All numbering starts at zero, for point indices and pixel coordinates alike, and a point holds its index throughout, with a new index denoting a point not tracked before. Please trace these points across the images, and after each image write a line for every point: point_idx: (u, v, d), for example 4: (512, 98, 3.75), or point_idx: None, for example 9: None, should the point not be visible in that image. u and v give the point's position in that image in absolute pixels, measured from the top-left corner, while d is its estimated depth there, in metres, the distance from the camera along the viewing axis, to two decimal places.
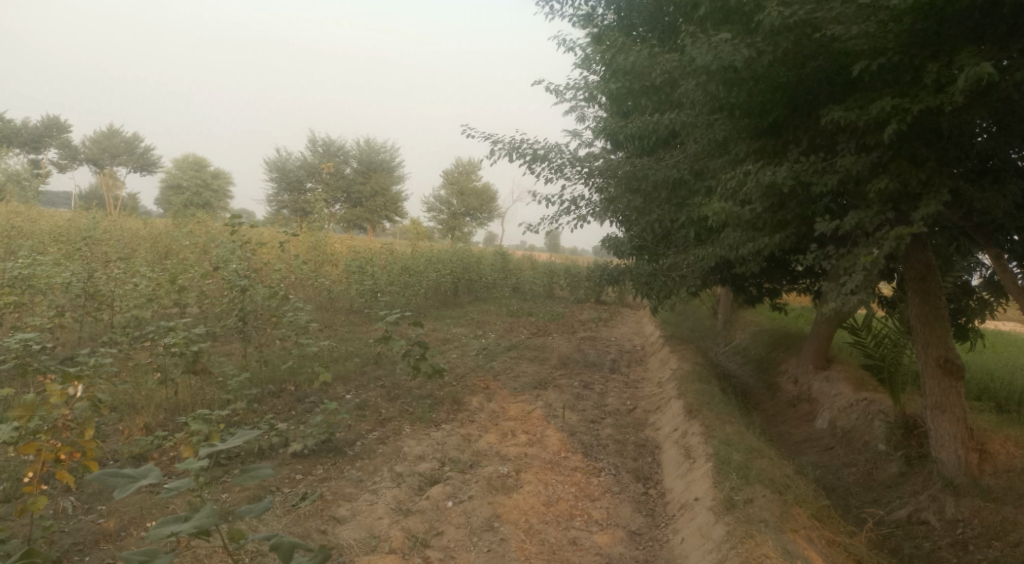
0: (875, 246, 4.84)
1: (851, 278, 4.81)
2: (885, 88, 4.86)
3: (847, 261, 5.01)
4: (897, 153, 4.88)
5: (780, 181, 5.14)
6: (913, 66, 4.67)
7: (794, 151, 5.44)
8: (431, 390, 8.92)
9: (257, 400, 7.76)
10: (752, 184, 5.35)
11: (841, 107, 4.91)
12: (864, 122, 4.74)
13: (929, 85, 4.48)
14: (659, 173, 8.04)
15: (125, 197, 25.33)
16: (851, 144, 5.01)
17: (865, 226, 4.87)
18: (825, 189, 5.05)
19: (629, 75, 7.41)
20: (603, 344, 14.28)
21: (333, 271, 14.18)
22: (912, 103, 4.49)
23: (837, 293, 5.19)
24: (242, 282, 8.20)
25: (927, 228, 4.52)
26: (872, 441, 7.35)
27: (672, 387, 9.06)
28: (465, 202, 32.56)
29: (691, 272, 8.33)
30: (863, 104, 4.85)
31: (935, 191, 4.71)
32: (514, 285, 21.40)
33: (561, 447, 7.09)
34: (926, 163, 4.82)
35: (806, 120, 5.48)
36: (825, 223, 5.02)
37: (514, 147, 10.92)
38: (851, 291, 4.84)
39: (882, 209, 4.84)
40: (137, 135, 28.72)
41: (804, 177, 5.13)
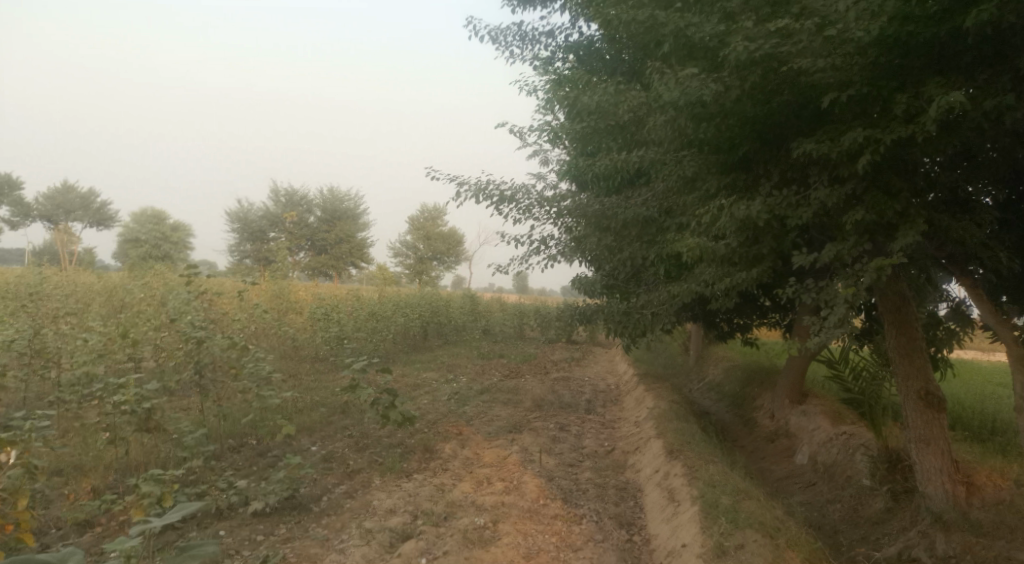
0: (855, 277, 4.76)
1: (832, 311, 4.74)
2: (855, 120, 4.88)
3: (827, 294, 4.94)
4: (872, 184, 4.85)
5: (755, 215, 5.05)
6: (881, 98, 4.72)
7: (767, 184, 5.42)
8: (402, 439, 8.56)
9: (216, 456, 7.32)
10: (726, 219, 5.24)
11: (813, 140, 4.91)
12: (837, 154, 4.72)
13: (900, 115, 4.50)
14: (628, 212, 8.00)
15: (79, 251, 24.54)
16: (824, 176, 5.00)
17: (843, 258, 4.82)
18: (801, 222, 5.01)
19: (594, 114, 7.42)
20: (576, 384, 14.07)
21: (297, 319, 13.79)
22: (884, 134, 4.48)
23: (819, 328, 5.07)
24: (199, 333, 7.79)
25: (907, 258, 4.45)
26: (855, 475, 7.29)
27: (650, 427, 8.86)
28: (432, 246, 32.46)
29: (664, 310, 8.23)
30: (834, 136, 4.86)
31: (912, 222, 4.66)
32: (484, 328, 21.17)
33: (540, 494, 6.79)
34: (901, 194, 4.77)
35: (777, 153, 5.47)
36: (803, 256, 4.96)
37: (480, 189, 10.83)
38: (834, 325, 4.75)
39: (859, 241, 4.80)
40: (93, 189, 28.07)
41: (778, 211, 5.09)
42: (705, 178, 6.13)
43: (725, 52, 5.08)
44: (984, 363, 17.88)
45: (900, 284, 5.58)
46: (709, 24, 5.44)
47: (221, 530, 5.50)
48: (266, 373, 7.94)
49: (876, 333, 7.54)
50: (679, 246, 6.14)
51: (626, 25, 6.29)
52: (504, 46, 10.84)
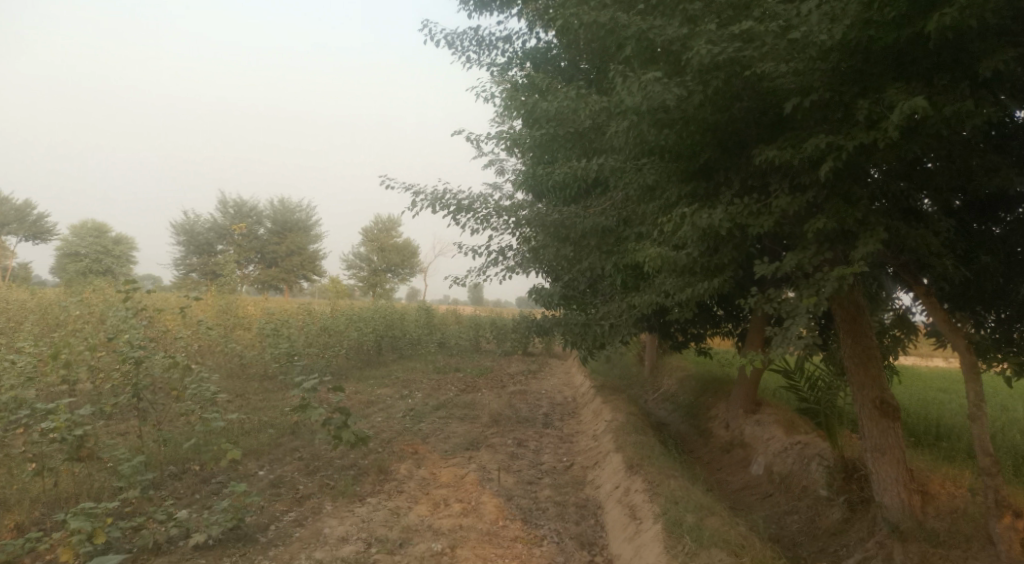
0: (817, 287, 4.76)
1: (795, 323, 4.72)
2: (816, 126, 4.90)
3: (788, 305, 4.92)
4: (832, 192, 4.87)
5: (717, 223, 5.01)
6: (844, 103, 4.72)
7: (729, 192, 5.40)
8: (354, 460, 8.24)
9: (155, 485, 6.87)
10: (688, 228, 5.19)
11: (775, 147, 4.90)
12: (799, 160, 4.72)
13: (862, 121, 4.49)
14: (587, 221, 7.92)
15: (13, 266, 23.19)
16: (784, 184, 5.00)
17: (804, 268, 4.81)
18: (762, 230, 4.98)
19: (553, 120, 7.33)
20: (533, 397, 13.93)
21: (246, 335, 13.26)
22: (846, 140, 4.50)
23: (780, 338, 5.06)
24: (139, 353, 7.09)
25: (868, 267, 4.47)
26: (810, 486, 7.38)
27: (609, 441, 8.78)
28: (386, 258, 32.01)
29: (625, 320, 8.18)
30: (796, 143, 4.85)
31: (872, 230, 4.68)
32: (440, 341, 20.90)
33: (499, 516, 6.58)
34: (861, 202, 4.78)
35: (740, 160, 5.46)
36: (765, 265, 4.93)
37: (438, 198, 10.64)
38: (795, 336, 4.72)
39: (820, 249, 4.81)
40: (29, 200, 26.66)
41: (741, 219, 5.04)
42: (666, 186, 6.09)
43: (689, 55, 5.06)
44: (924, 368, 18.58)
45: (856, 296, 5.64)
46: (671, 27, 5.46)
47: None
48: (212, 394, 7.50)
49: (832, 341, 7.63)
50: (639, 256, 6.08)
51: (587, 28, 6.26)
52: (461, 52, 10.71)
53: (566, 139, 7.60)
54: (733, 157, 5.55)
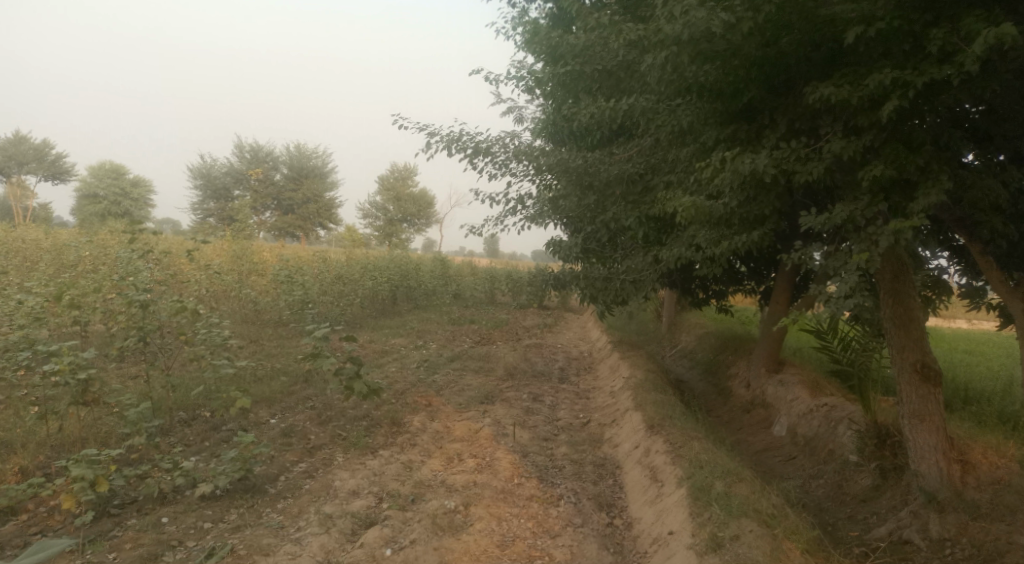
0: (870, 241, 4.33)
1: (844, 281, 4.31)
2: (878, 61, 4.42)
3: (836, 261, 4.50)
4: (891, 136, 4.42)
5: (761, 169, 4.54)
6: (914, 33, 4.25)
7: (775, 135, 4.95)
8: (366, 411, 8.06)
9: (163, 432, 6.74)
10: (728, 174, 4.72)
11: (831, 84, 4.41)
12: (858, 99, 4.26)
13: (935, 53, 4.07)
14: (612, 168, 7.47)
15: (35, 207, 23.09)
16: (839, 127, 4.55)
17: (857, 221, 4.38)
18: (810, 177, 4.52)
19: (581, 57, 6.80)
20: (549, 351, 13.69)
21: (260, 282, 13.04)
22: (914, 75, 4.05)
23: (824, 297, 4.66)
24: (142, 298, 6.85)
25: (931, 219, 4.04)
26: (837, 450, 7.09)
27: (627, 398, 8.51)
28: (402, 207, 31.57)
29: (649, 274, 7.80)
30: (855, 81, 4.38)
31: (936, 178, 4.25)
32: (455, 292, 20.65)
33: (513, 473, 6.37)
34: (925, 146, 4.34)
35: (788, 100, 4.99)
36: (812, 216, 4.52)
37: (453, 141, 10.17)
38: (845, 294, 4.31)
39: (875, 200, 4.38)
40: (48, 141, 26.35)
41: (786, 165, 4.58)
42: (702, 129, 5.65)
43: None
44: (955, 329, 18.01)
45: (906, 254, 5.20)
46: None
47: (163, 517, 4.93)
48: (220, 341, 7.30)
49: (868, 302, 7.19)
50: (670, 206, 5.67)
51: None
52: None
53: (594, 77, 7.07)
54: (779, 97, 5.06)
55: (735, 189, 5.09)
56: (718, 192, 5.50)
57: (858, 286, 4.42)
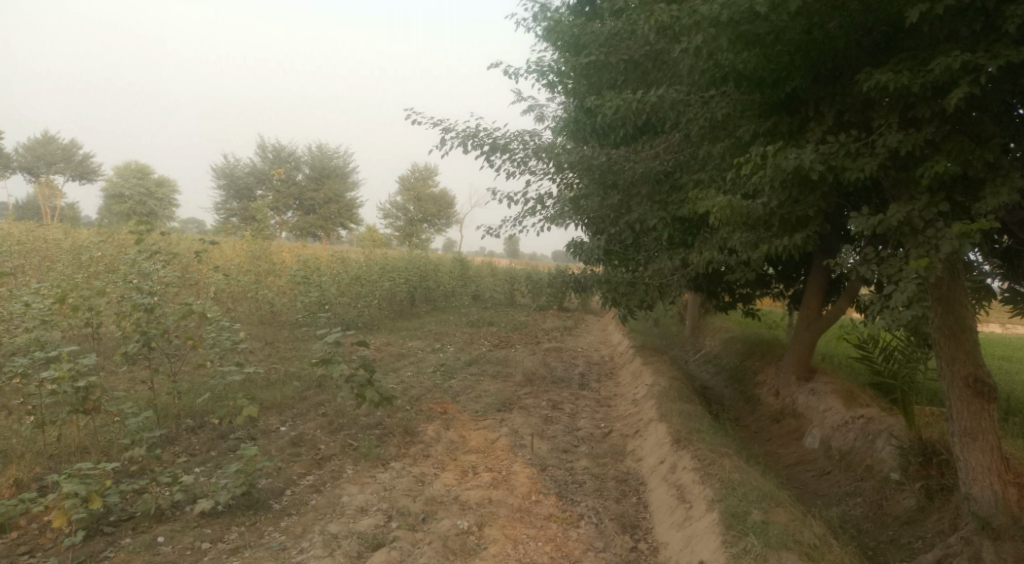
0: (931, 247, 3.90)
1: (900, 291, 3.87)
2: (942, 43, 4.01)
3: (889, 269, 4.08)
4: (954, 129, 4.02)
5: (808, 164, 4.11)
6: (985, 11, 3.85)
7: (821, 128, 4.57)
8: (380, 419, 7.78)
9: (169, 440, 6.53)
10: (770, 170, 4.31)
11: (887, 70, 4.00)
12: (919, 86, 3.85)
13: (1012, 32, 3.65)
14: (638, 166, 7.11)
15: (62, 206, 23.21)
16: (894, 118, 4.15)
17: (914, 223, 3.97)
18: (861, 175, 4.10)
19: (607, 46, 6.49)
20: (569, 355, 13.32)
21: (277, 283, 12.85)
22: (986, 59, 3.64)
23: (878, 308, 4.21)
24: (147, 301, 6.66)
25: (1002, 222, 3.62)
26: (877, 466, 6.64)
27: (651, 407, 8.12)
28: (422, 208, 31.37)
29: (677, 278, 7.39)
30: (916, 66, 3.97)
31: (1007, 175, 3.84)
32: (474, 293, 20.36)
33: (531, 489, 6.03)
34: (994, 140, 3.93)
35: (840, 89, 4.61)
36: (859, 219, 4.12)
37: (470, 137, 9.83)
38: (902, 306, 3.88)
39: (934, 201, 3.97)
40: (75, 141, 26.52)
41: (836, 161, 4.17)
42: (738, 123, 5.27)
43: None
44: (993, 335, 17.32)
45: (961, 263, 4.69)
46: None
47: (159, 536, 4.69)
48: (229, 345, 7.05)
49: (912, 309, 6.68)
50: (702, 205, 5.30)
51: None
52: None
53: (619, 69, 6.73)
54: (825, 87, 4.67)
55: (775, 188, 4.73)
56: (756, 190, 5.14)
57: (915, 296, 3.99)
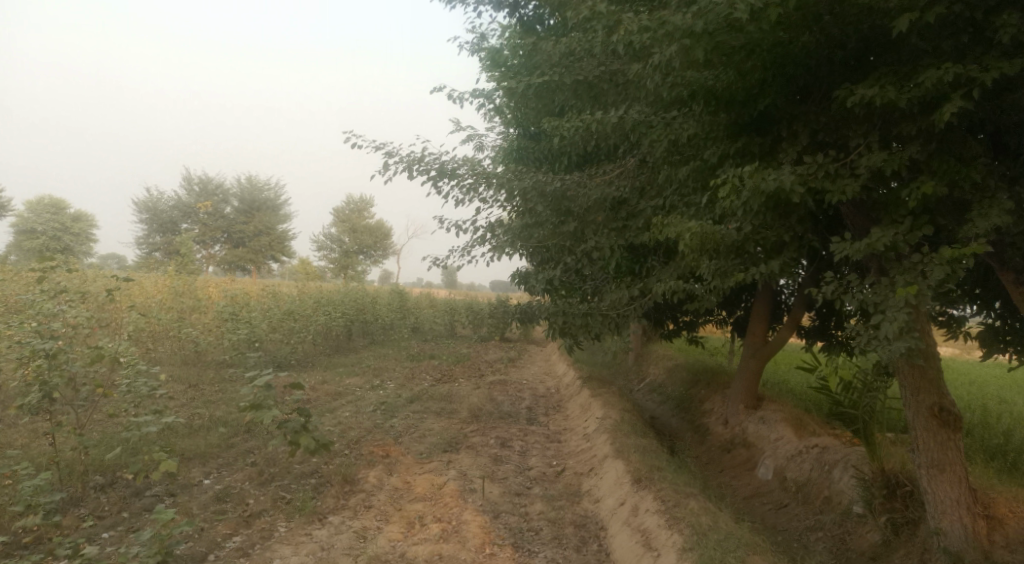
0: (920, 274, 3.79)
1: (889, 320, 3.73)
2: (924, 59, 4.06)
3: (874, 296, 3.94)
4: (937, 147, 4.03)
5: (790, 186, 3.97)
6: (972, 24, 3.93)
7: (796, 148, 4.50)
8: (316, 466, 7.14)
9: (72, 501, 5.71)
10: (750, 192, 4.14)
11: (871, 86, 3.98)
12: (905, 102, 3.83)
13: (1002, 45, 3.71)
14: (594, 191, 6.87)
15: None
16: (875, 138, 4.13)
17: (900, 247, 3.88)
18: (843, 197, 4.02)
19: (562, 66, 6.29)
20: (514, 388, 12.92)
21: (202, 319, 11.96)
22: (978, 72, 3.67)
23: (863, 339, 4.06)
24: (48, 346, 5.84)
25: (992, 245, 3.56)
26: (839, 497, 6.59)
27: (605, 443, 7.82)
28: (358, 239, 30.62)
29: (633, 308, 7.15)
30: (898, 83, 3.97)
31: (991, 194, 3.84)
32: (413, 325, 19.77)
33: (484, 540, 5.59)
34: (977, 160, 3.95)
35: (817, 107, 4.59)
36: (842, 243, 3.98)
37: (413, 162, 9.31)
38: (892, 338, 3.73)
39: (919, 223, 3.92)
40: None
41: (816, 182, 4.07)
42: (706, 143, 5.17)
43: None
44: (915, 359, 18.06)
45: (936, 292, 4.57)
46: None
47: None
48: (146, 392, 6.29)
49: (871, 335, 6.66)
50: (668, 231, 5.10)
51: None
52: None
53: (572, 89, 6.52)
54: (798, 106, 4.65)
55: (749, 213, 4.61)
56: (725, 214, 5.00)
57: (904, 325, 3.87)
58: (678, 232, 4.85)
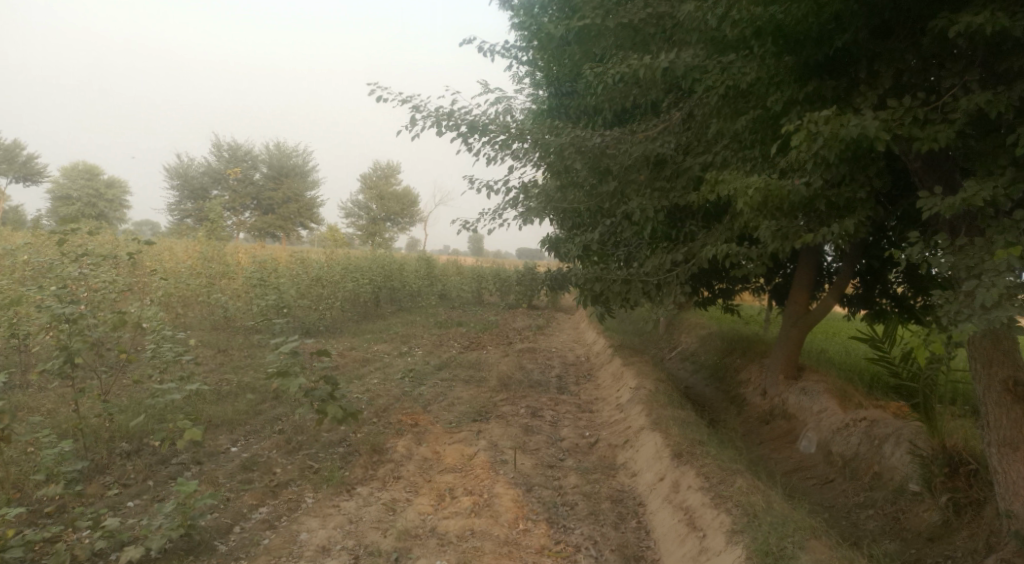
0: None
1: (986, 285, 3.38)
2: None
3: (967, 260, 3.61)
4: None
5: (876, 134, 3.70)
6: None
7: (878, 92, 4.29)
8: (344, 435, 6.98)
9: (98, 469, 5.60)
10: (828, 142, 3.88)
11: (976, 14, 3.65)
12: (1015, 31, 3.49)
13: None
14: (636, 146, 6.44)
15: (5, 210, 21.30)
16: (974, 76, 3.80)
17: (1000, 201, 3.55)
18: (934, 145, 3.76)
19: (605, 7, 6.00)
20: (543, 356, 12.64)
21: (232, 285, 11.83)
22: None
23: (953, 308, 3.71)
24: (69, 312, 5.63)
25: None
26: (891, 473, 6.23)
27: (641, 414, 7.53)
28: (386, 206, 30.45)
29: (675, 276, 6.70)
30: (1009, 9, 3.61)
31: None
32: (441, 292, 19.58)
33: (517, 516, 5.37)
34: None
35: (905, 44, 4.32)
36: (931, 198, 3.73)
37: (442, 118, 8.92)
38: (991, 304, 3.39)
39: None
40: (20, 141, 24.13)
41: (902, 130, 3.80)
42: (770, 88, 4.89)
43: None
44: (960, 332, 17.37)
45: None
46: None
47: None
48: (172, 358, 6.13)
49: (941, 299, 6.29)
50: (726, 189, 4.89)
51: None
52: None
53: (615, 34, 6.19)
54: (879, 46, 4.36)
55: (822, 167, 4.36)
56: (791, 167, 4.74)
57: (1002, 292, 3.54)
58: (739, 190, 4.66)
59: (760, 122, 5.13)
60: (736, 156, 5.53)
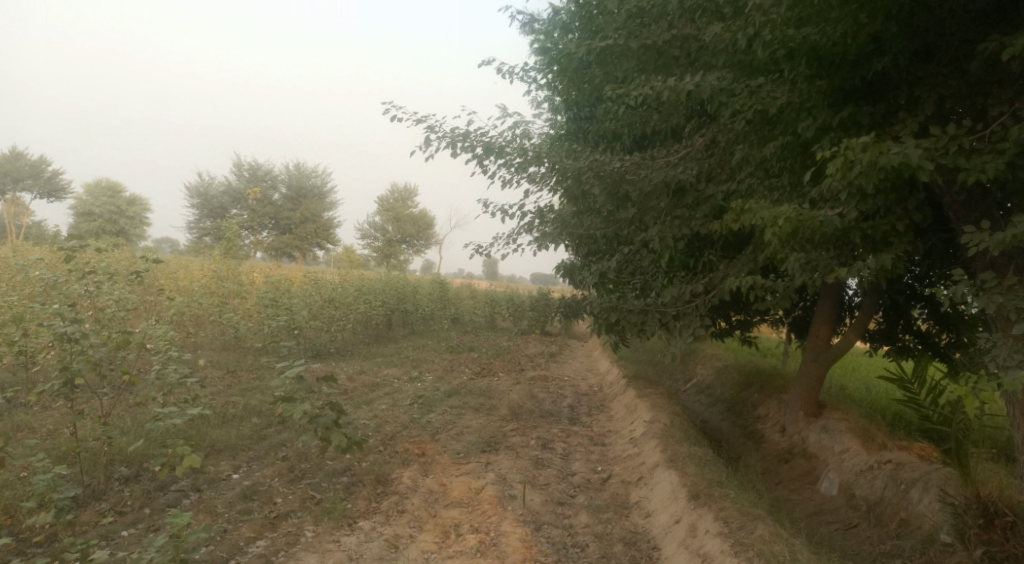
0: None
1: None
2: None
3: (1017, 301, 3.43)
4: None
5: (918, 161, 3.54)
6: None
7: (919, 119, 4.18)
8: (349, 464, 6.79)
9: (94, 494, 5.44)
10: (867, 170, 3.72)
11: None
12: None
13: None
14: (656, 171, 6.27)
15: (27, 225, 21.54)
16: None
17: None
18: (980, 175, 3.61)
19: (628, 28, 5.90)
20: (555, 385, 12.40)
21: (244, 305, 11.76)
22: None
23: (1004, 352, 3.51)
24: (72, 330, 5.50)
25: None
26: (921, 521, 5.92)
27: (655, 450, 7.26)
28: (401, 229, 30.57)
29: (693, 307, 6.46)
30: None
31: None
32: (454, 316, 19.44)
33: (525, 557, 5.12)
34: None
35: (947, 70, 4.22)
36: (977, 233, 3.55)
37: (457, 139, 8.84)
38: None
39: None
40: (47, 157, 24.49)
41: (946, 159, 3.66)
42: (801, 112, 4.83)
43: None
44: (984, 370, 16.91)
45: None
46: None
47: None
48: (177, 380, 5.98)
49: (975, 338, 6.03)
50: (752, 218, 4.72)
51: None
52: None
53: (637, 56, 6.08)
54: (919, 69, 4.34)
55: (857, 197, 4.22)
56: (823, 198, 4.58)
57: None
58: (766, 219, 4.48)
59: (789, 149, 5.03)
60: (761, 185, 5.38)
